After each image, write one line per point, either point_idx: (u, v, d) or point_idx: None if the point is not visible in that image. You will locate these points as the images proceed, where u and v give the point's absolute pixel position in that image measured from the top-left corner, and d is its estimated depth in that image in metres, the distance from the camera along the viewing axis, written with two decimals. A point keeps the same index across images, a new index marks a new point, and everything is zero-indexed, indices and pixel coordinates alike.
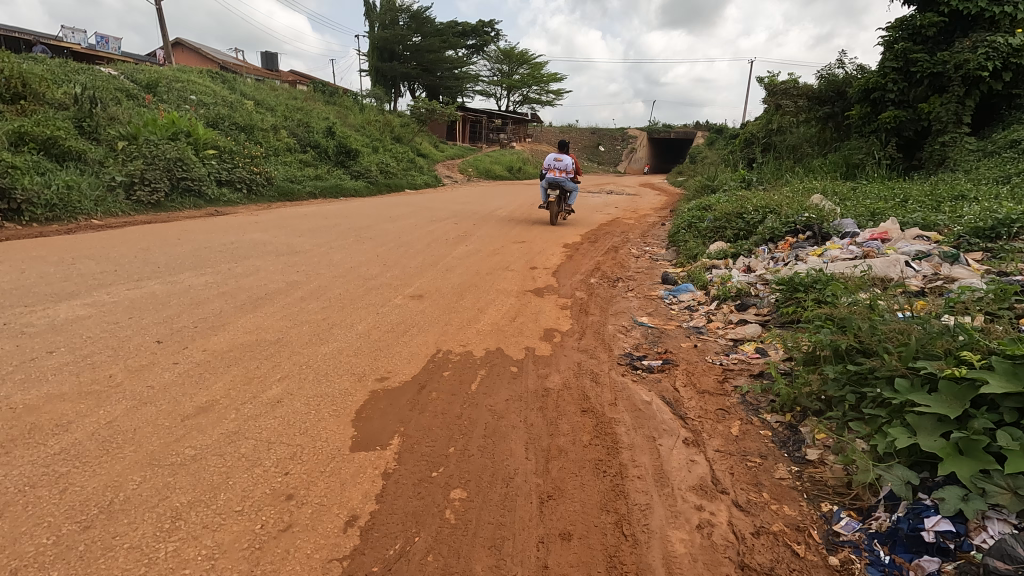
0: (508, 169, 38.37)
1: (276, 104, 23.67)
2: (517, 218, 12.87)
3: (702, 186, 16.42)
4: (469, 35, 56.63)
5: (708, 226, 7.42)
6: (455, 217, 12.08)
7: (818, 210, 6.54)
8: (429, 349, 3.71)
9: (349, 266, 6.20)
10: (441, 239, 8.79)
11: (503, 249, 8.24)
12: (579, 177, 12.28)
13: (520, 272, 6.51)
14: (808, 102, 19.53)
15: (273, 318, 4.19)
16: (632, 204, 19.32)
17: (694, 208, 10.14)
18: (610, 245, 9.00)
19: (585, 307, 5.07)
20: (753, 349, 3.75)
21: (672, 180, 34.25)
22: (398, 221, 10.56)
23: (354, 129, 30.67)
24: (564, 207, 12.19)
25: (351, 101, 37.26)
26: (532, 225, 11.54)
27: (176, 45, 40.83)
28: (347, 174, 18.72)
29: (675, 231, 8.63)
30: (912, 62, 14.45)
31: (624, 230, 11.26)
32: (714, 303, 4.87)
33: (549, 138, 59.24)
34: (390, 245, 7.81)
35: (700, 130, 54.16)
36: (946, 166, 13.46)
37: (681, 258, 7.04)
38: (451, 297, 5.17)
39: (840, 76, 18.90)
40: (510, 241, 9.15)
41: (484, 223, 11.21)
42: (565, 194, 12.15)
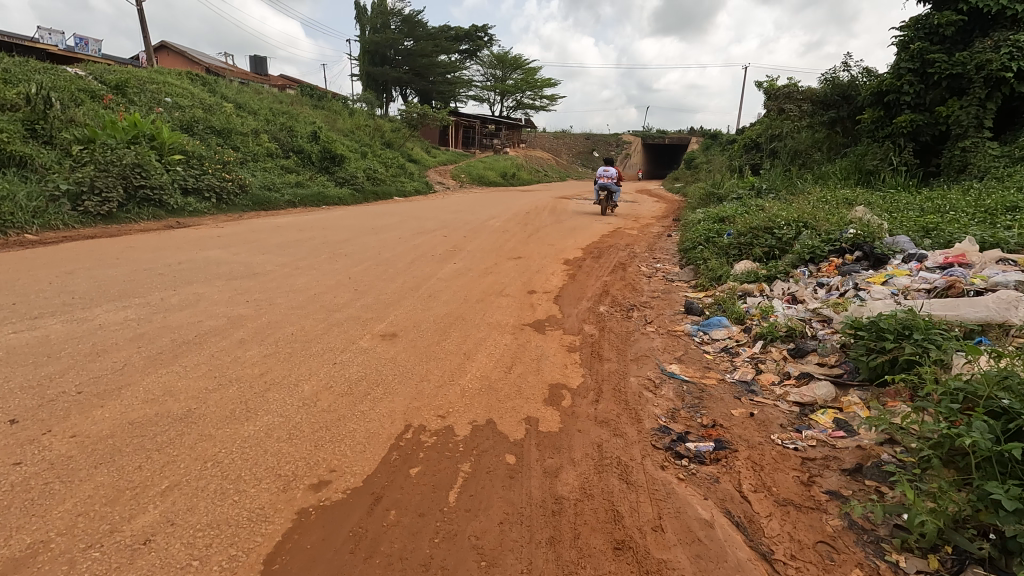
0: (502, 175, 37.43)
1: (259, 107, 22.61)
2: (511, 229, 11.89)
3: (707, 194, 15.53)
4: (462, 40, 55.84)
5: (731, 242, 6.49)
6: (444, 228, 11.10)
7: (863, 225, 5.62)
8: (394, 425, 2.73)
9: (312, 293, 5.22)
10: (427, 255, 7.81)
11: (496, 268, 7.27)
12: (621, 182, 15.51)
13: (516, 299, 5.54)
14: (814, 107, 18.78)
15: (193, 374, 3.20)
16: (632, 211, 18.43)
17: (706, 220, 9.21)
18: (616, 261, 8.07)
19: (598, 349, 4.10)
20: (833, 424, 2.79)
21: (669, 187, 33.44)
22: (380, 233, 9.57)
23: (342, 134, 29.69)
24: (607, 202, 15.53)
25: (341, 106, 36.25)
26: (528, 237, 10.56)
27: (160, 48, 39.62)
28: (331, 181, 17.73)
29: (689, 246, 7.68)
30: (929, 63, 13.67)
31: (629, 243, 10.30)
32: (759, 344, 3.92)
33: (544, 144, 58.53)
34: (366, 264, 6.83)
35: (696, 135, 53.51)
36: (968, 172, 12.62)
37: (702, 279, 6.10)
38: (430, 337, 4.19)
39: (846, 79, 18.14)
40: (504, 256, 8.18)
41: (475, 236, 10.24)
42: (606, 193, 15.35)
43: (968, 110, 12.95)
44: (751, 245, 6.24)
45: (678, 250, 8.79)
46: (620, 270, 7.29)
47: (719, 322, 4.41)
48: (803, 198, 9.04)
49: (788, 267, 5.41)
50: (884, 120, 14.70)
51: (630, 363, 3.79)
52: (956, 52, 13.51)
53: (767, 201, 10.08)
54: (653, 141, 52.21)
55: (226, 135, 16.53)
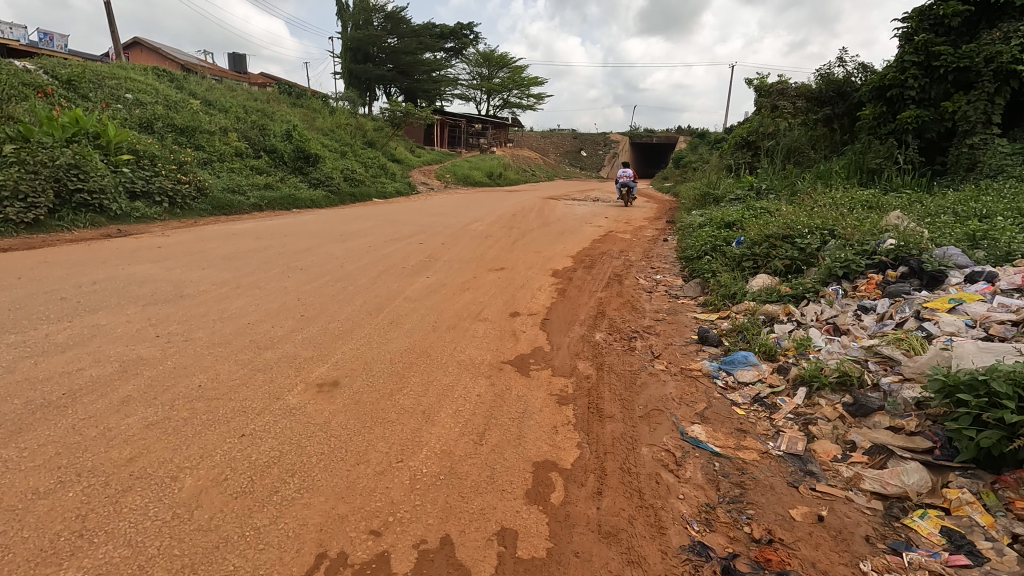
0: (488, 175, 36.54)
1: (230, 104, 21.46)
2: (495, 234, 10.99)
3: (702, 194, 14.76)
4: (446, 37, 54.85)
5: (744, 253, 5.66)
6: (421, 234, 10.16)
7: (901, 233, 4.79)
8: (299, 561, 1.83)
9: (245, 322, 4.27)
10: (397, 267, 6.86)
11: (475, 282, 6.36)
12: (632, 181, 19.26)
13: (494, 325, 4.63)
14: (808, 104, 18.24)
15: (27, 465, 2.24)
16: (623, 213, 17.63)
17: (707, 225, 8.42)
18: (611, 271, 7.23)
19: (597, 399, 3.22)
20: (947, 542, 1.92)
21: (659, 187, 32.74)
22: (347, 241, 8.61)
23: (321, 133, 28.64)
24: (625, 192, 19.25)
25: (321, 104, 35.12)
26: (513, 243, 9.65)
27: (132, 44, 38.08)
28: (305, 182, 16.72)
29: (692, 255, 6.87)
30: (935, 55, 12.99)
31: (624, 249, 9.47)
32: (803, 393, 3.07)
33: (531, 143, 57.72)
34: (323, 279, 5.90)
35: (684, 135, 52.99)
36: (978, 171, 11.97)
37: (713, 298, 5.26)
38: (383, 386, 3.26)
39: (840, 75, 17.58)
40: (484, 267, 7.28)
41: (454, 242, 9.32)
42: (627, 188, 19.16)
43: (976, 105, 12.30)
44: (768, 257, 5.42)
45: (679, 258, 7.96)
46: (617, 284, 6.42)
47: (745, 359, 3.57)
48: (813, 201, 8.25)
49: (817, 284, 4.58)
50: (887, 116, 14.03)
51: (639, 423, 2.92)
52: (962, 45, 12.87)
53: (771, 204, 9.30)
54: (641, 140, 51.61)
55: (190, 134, 15.49)
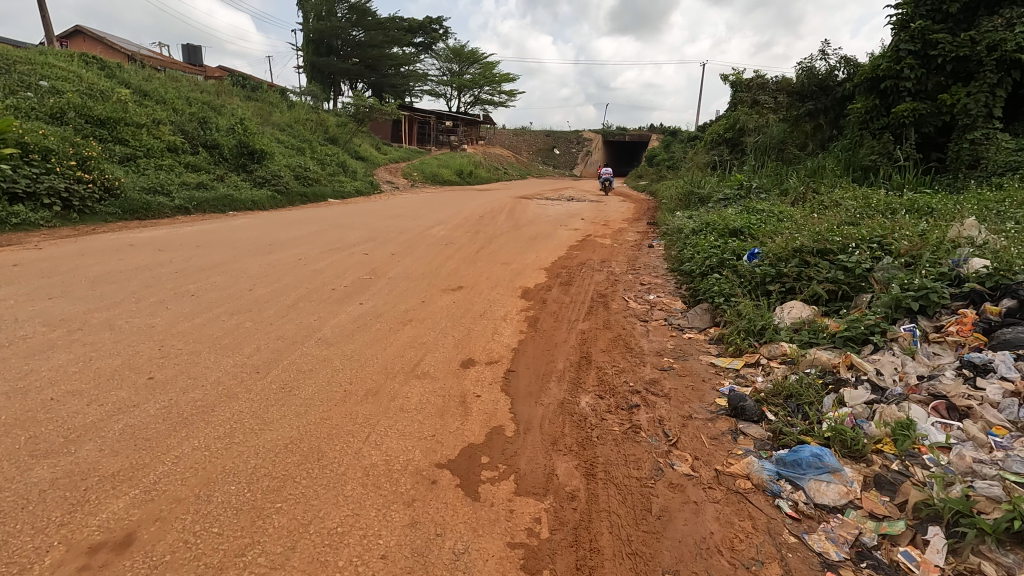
0: (458, 173, 34.99)
1: (170, 95, 19.46)
2: (456, 240, 9.59)
3: (685, 193, 13.62)
4: (414, 31, 53.13)
5: (767, 273, 4.42)
6: (369, 241, 8.68)
7: (988, 249, 3.56)
8: None
9: (46, 397, 2.77)
10: (323, 289, 5.41)
11: (422, 309, 4.95)
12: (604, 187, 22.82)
13: (437, 387, 3.25)
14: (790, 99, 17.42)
15: None
16: (600, 213, 16.43)
17: (702, 232, 7.23)
18: (594, 290, 5.94)
19: (588, 563, 1.87)
20: None
21: (634, 185, 31.72)
22: (274, 253, 7.08)
23: (277, 129, 26.79)
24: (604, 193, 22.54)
25: (279, 98, 33.07)
26: (477, 252, 8.25)
27: (73, 32, 35.19)
28: (248, 181, 14.99)
29: (693, 271, 5.63)
30: (932, 44, 12.12)
31: (606, 258, 8.20)
32: (946, 549, 1.80)
33: (502, 141, 56.35)
34: (215, 312, 4.42)
35: (658, 132, 52.27)
36: (980, 169, 11.07)
37: (732, 335, 4.00)
38: (211, 547, 1.83)
39: (823, 69, 16.76)
40: (437, 286, 5.88)
41: (406, 252, 7.88)
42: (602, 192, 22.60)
43: (976, 97, 11.43)
44: (802, 281, 4.18)
45: (672, 271, 6.72)
46: (602, 309, 5.10)
47: (817, 458, 2.28)
48: (824, 206, 7.11)
49: (880, 320, 3.35)
50: (880, 110, 13.10)
51: None
52: (960, 33, 12.01)
53: (772, 206, 8.15)
54: (614, 137, 50.66)
55: (112, 126, 13.66)
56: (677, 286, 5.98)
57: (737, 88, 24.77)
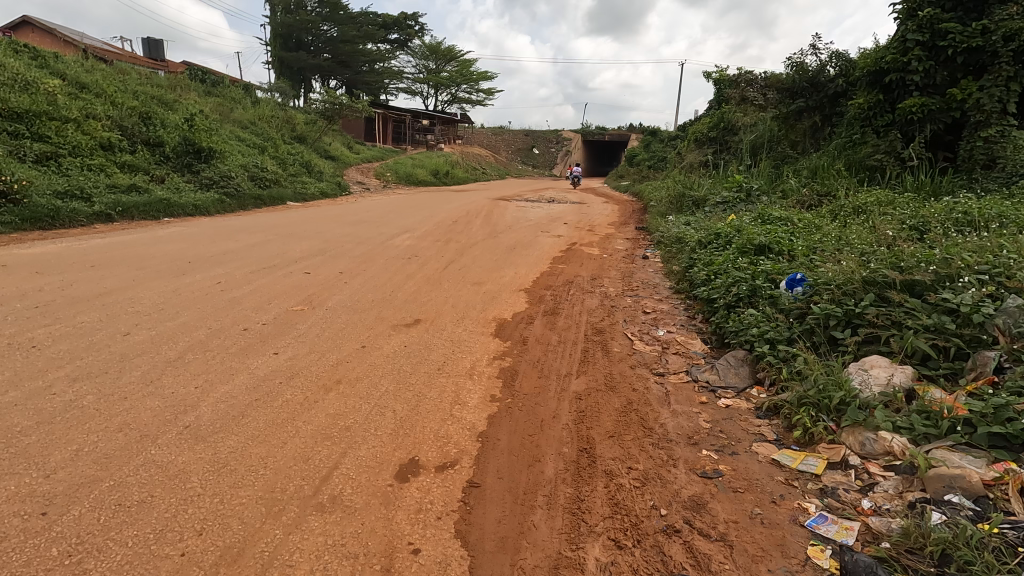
0: (433, 173, 33.56)
1: (112, 88, 17.73)
2: (423, 252, 8.27)
3: (677, 196, 12.51)
4: (389, 27, 51.52)
5: (831, 313, 3.21)
6: (317, 256, 7.33)
7: None
8: None
9: None
10: (229, 332, 4.06)
11: (359, 361, 3.65)
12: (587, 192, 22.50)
13: (345, 535, 1.96)
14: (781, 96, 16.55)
15: None
16: (584, 217, 15.24)
17: (712, 245, 6.06)
18: (587, 322, 4.72)
19: None
20: None
21: (615, 186, 30.69)
22: (188, 276, 5.69)
23: (238, 127, 25.11)
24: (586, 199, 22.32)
25: (243, 95, 31.24)
26: (445, 269, 6.96)
27: (18, 24, 32.86)
28: (194, 183, 13.43)
29: (715, 301, 4.43)
30: (941, 34, 11.21)
31: (597, 275, 6.98)
32: None
33: (481, 140, 55.03)
34: (46, 377, 3.06)
35: (638, 131, 51.42)
36: (997, 169, 10.17)
37: (795, 410, 2.81)
38: None
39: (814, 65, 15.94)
40: (387, 321, 4.57)
41: (359, 270, 6.55)
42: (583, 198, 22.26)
43: (991, 92, 10.53)
44: (885, 327, 3.00)
45: (680, 295, 5.55)
46: (601, 357, 3.86)
47: None
48: (856, 219, 6.02)
49: None
50: (884, 105, 12.16)
51: None
52: (971, 22, 11.11)
53: (788, 214, 7.03)
54: (594, 136, 49.68)
55: (30, 121, 12.03)
56: (692, 317, 4.77)
57: (722, 85, 23.86)
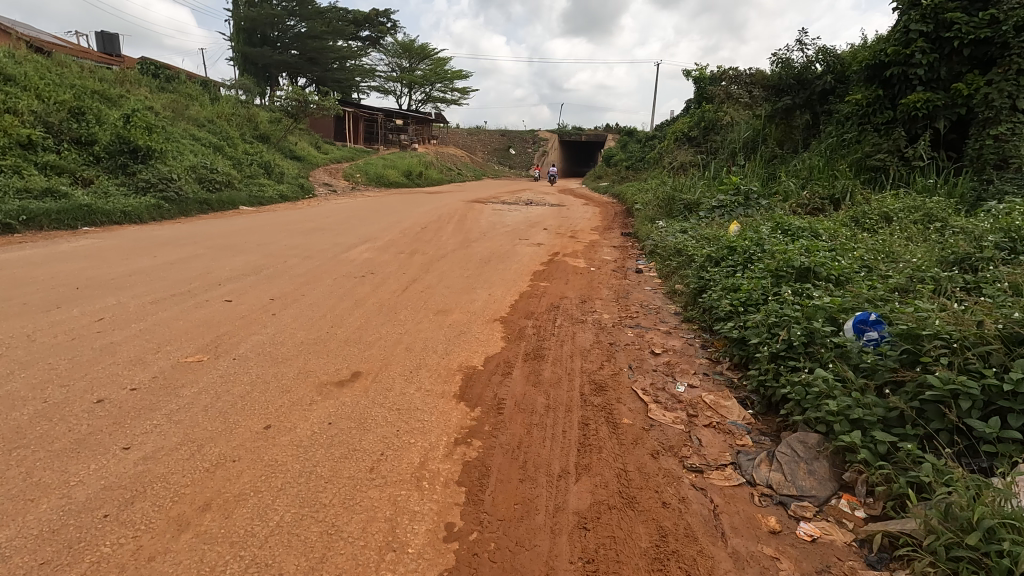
0: (405, 174, 32.13)
1: (44, 81, 16.06)
2: (381, 268, 7.07)
3: (666, 198, 11.51)
4: (360, 24, 50.02)
5: (964, 389, 2.15)
6: (250, 276, 6.09)
7: None
8: None
9: None
10: (73, 406, 2.82)
11: (249, 460, 2.43)
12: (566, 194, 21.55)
13: None
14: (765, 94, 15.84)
15: None
16: (565, 222, 14.19)
17: (728, 263, 5.00)
18: (582, 373, 3.60)
19: None
20: None
21: (594, 187, 29.78)
22: (63, 310, 4.39)
23: (194, 125, 23.49)
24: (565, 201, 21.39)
25: (201, 91, 29.38)
26: (405, 291, 5.77)
27: None
28: (128, 186, 11.94)
29: (751, 346, 3.35)
30: (947, 25, 10.43)
31: (587, 296, 5.87)
32: None
33: (456, 141, 53.76)
34: None
35: (615, 132, 50.62)
36: (1009, 170, 9.38)
37: (943, 561, 1.73)
38: None
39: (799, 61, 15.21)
40: (312, 379, 3.36)
41: (297, 296, 5.31)
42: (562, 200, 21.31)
43: (1001, 86, 9.74)
44: None
45: (695, 330, 4.48)
46: (608, 438, 2.74)
47: None
48: (898, 234, 5.01)
49: None
50: (885, 102, 11.32)
51: None
52: (977, 12, 10.35)
53: (808, 223, 6.00)
54: (571, 136, 48.76)
55: None
56: (716, 367, 3.69)
57: (704, 83, 23.07)
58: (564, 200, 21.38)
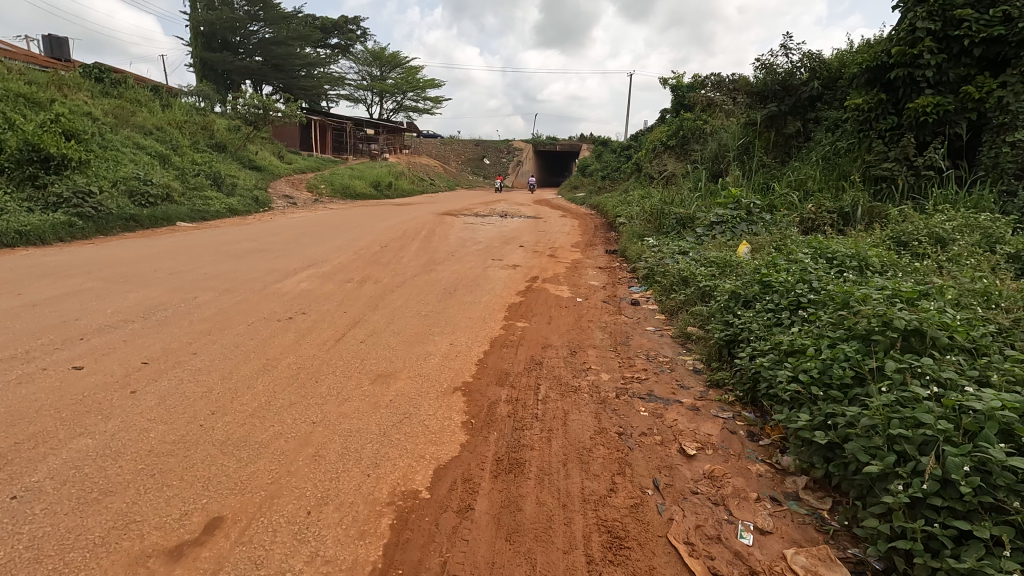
0: (373, 185, 30.57)
1: None
2: (318, 304, 5.67)
3: (655, 212, 10.36)
4: (329, 31, 48.53)
5: None
6: (135, 321, 4.65)
7: None
8: None
9: None
10: None
11: None
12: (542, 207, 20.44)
13: None
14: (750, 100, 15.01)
15: None
16: (543, 237, 12.98)
17: (766, 306, 3.77)
18: (585, 507, 2.29)
19: None
20: None
21: (570, 198, 28.75)
22: None
23: (139, 132, 21.70)
24: (541, 213, 20.23)
25: (151, 97, 27.40)
26: (338, 342, 4.39)
27: None
28: (35, 202, 10.26)
29: (854, 469, 2.10)
30: (955, 22, 9.58)
31: (576, 345, 4.57)
32: None
33: (429, 150, 52.43)
34: None
35: (590, 142, 49.93)
36: None
37: None
38: None
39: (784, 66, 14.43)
40: (128, 545, 1.98)
41: (184, 356, 3.90)
42: (538, 212, 20.16)
43: (1017, 88, 8.84)
44: None
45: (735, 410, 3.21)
46: None
47: None
48: (986, 271, 3.81)
49: None
50: (888, 106, 10.28)
51: None
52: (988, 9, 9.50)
53: (850, 249, 4.78)
54: (545, 146, 47.90)
55: None
56: (786, 487, 2.43)
57: (682, 92, 22.32)
58: (540, 212, 20.24)
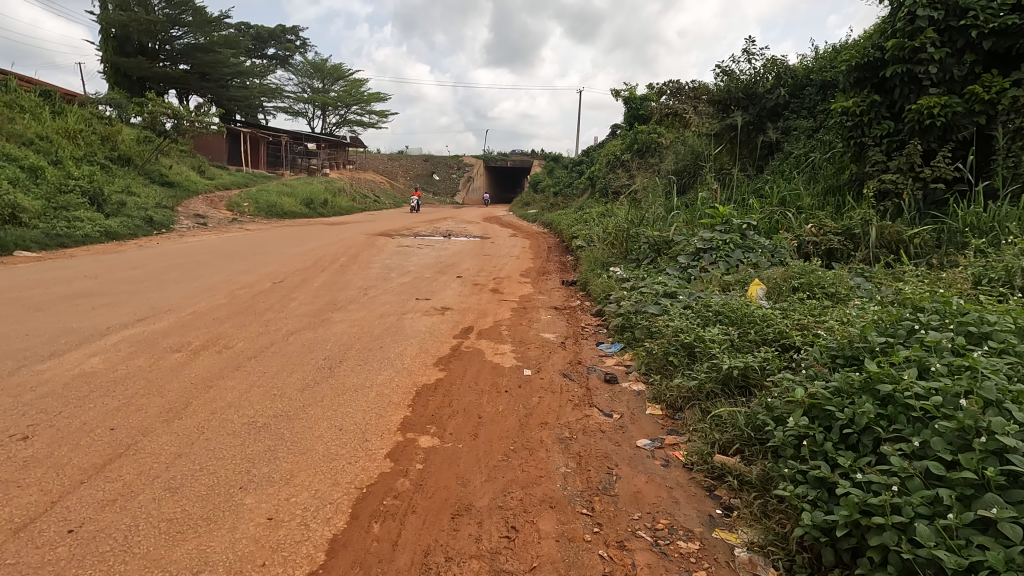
0: (306, 204, 27.66)
1: None
2: (77, 408, 3.30)
3: (621, 234, 8.40)
4: (264, 41, 45.44)
5: None
6: None
7: None
8: None
9: None
10: None
11: None
12: (490, 227, 18.44)
13: None
14: (712, 109, 13.58)
15: None
16: (489, 262, 10.90)
17: (921, 466, 1.74)
18: None
19: None
20: None
21: (523, 214, 26.92)
22: None
23: (13, 142, 18.37)
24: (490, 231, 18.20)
25: (40, 103, 23.65)
26: (8, 545, 2.05)
27: None
28: None
29: None
30: (959, 12, 7.50)
31: (517, 511, 2.39)
32: None
33: (375, 165, 49.79)
34: None
35: (540, 157, 48.61)
36: None
37: None
38: None
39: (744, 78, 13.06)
40: None
41: None
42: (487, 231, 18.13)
43: None
44: None
45: None
46: None
47: None
48: None
49: None
50: (882, 110, 8.10)
51: None
52: None
53: (976, 305, 2.77)
54: (495, 161, 46.23)
55: None
56: None
57: (634, 104, 20.95)
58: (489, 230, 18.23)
